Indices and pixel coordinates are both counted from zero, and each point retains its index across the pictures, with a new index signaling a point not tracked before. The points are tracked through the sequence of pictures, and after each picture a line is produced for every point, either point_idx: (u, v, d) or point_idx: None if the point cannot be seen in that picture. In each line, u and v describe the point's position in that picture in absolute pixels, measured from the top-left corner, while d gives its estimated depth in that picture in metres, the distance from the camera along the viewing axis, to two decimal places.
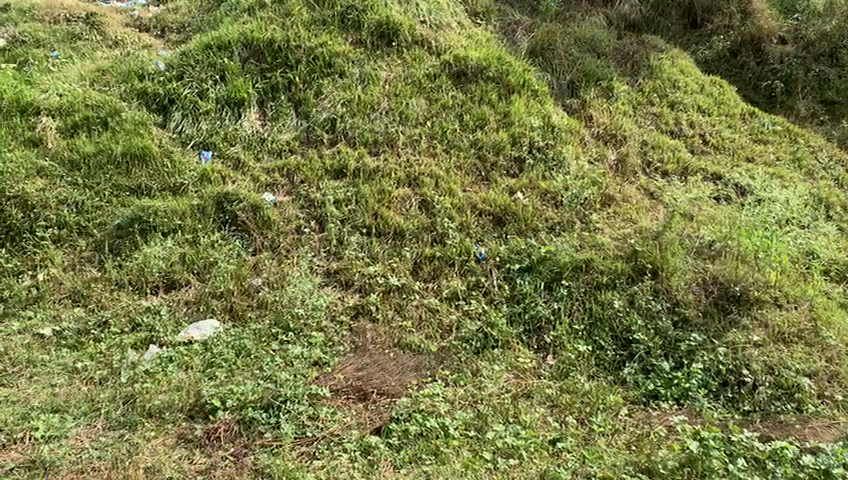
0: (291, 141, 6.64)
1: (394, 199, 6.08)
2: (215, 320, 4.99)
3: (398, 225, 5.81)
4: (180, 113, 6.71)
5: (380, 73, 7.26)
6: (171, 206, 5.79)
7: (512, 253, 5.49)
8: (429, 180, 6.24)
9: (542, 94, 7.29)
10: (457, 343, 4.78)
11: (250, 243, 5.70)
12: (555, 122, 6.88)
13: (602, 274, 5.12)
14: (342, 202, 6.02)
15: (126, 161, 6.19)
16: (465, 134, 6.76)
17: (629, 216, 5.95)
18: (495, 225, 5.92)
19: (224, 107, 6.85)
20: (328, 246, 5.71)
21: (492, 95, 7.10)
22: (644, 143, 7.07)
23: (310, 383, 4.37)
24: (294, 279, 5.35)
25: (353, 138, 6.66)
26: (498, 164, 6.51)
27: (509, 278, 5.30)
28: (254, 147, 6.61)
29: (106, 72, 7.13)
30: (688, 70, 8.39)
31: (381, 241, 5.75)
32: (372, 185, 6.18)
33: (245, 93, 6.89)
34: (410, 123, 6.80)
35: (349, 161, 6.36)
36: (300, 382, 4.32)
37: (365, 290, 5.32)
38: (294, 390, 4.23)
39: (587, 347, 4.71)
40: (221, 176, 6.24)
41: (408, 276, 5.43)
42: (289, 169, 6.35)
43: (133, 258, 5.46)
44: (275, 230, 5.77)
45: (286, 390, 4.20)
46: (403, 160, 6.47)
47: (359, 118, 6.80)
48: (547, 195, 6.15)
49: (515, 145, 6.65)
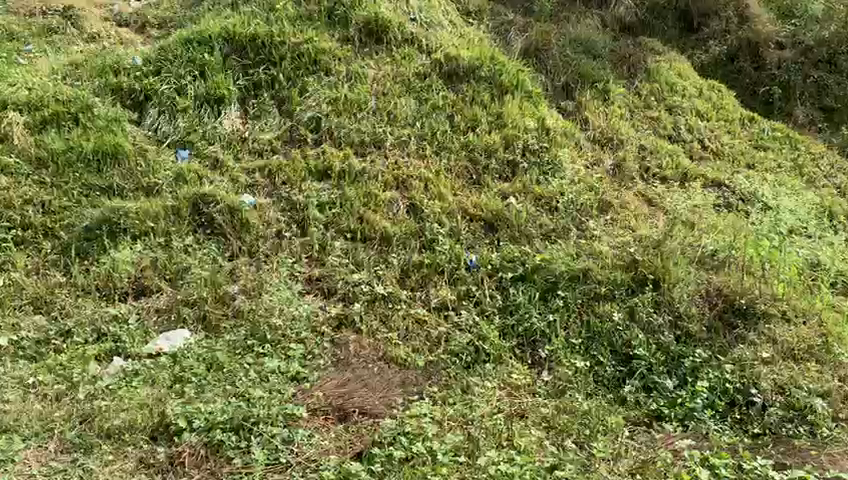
0: (273, 140, 6.32)
1: (380, 202, 5.77)
2: (187, 331, 4.67)
3: (385, 230, 5.51)
4: (156, 110, 6.39)
5: (368, 72, 6.96)
6: (143, 207, 5.46)
7: (505, 261, 5.18)
8: (419, 183, 5.94)
9: (536, 95, 7.01)
10: (446, 357, 4.45)
11: (227, 248, 5.36)
12: (550, 125, 6.60)
13: (601, 285, 4.83)
14: (325, 205, 5.71)
15: (98, 159, 5.84)
16: (456, 135, 6.46)
17: (628, 224, 5.65)
18: (486, 231, 5.64)
19: (203, 105, 6.52)
20: (310, 252, 5.39)
21: (484, 96, 6.83)
22: (642, 147, 6.78)
23: (286, 403, 4.04)
24: (273, 288, 5.02)
25: (339, 139, 6.34)
26: (490, 167, 6.22)
27: (502, 288, 4.99)
28: (234, 146, 6.29)
29: (79, 66, 6.77)
30: (686, 72, 8.11)
31: (367, 247, 5.45)
32: (357, 188, 5.88)
33: (226, 90, 6.58)
34: (398, 124, 6.51)
35: (333, 162, 6.05)
36: (274, 402, 3.99)
37: (349, 299, 5.02)
38: (268, 411, 3.92)
39: (585, 363, 4.41)
40: (197, 176, 5.90)
41: (395, 284, 5.13)
42: (270, 170, 6.03)
43: (102, 263, 5.12)
44: (254, 233, 5.44)
45: (259, 410, 3.89)
46: (391, 162, 6.16)
47: (346, 117, 6.49)
48: (542, 200, 5.86)
49: (508, 148, 6.35)
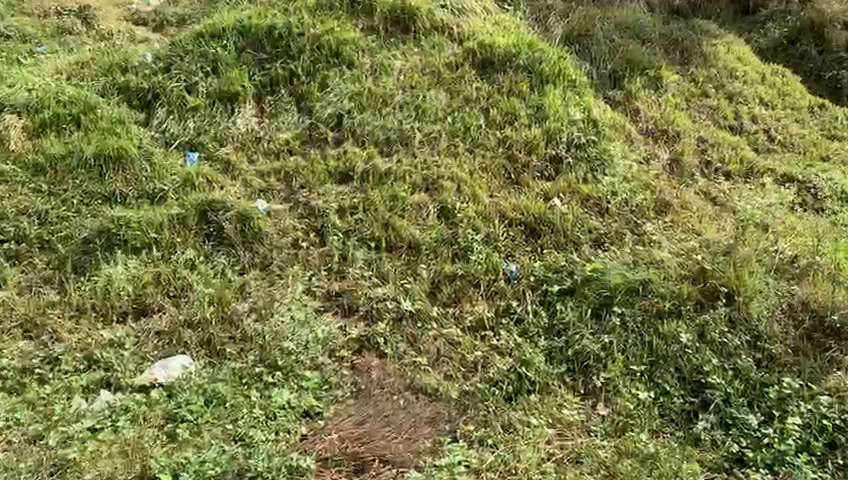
0: (291, 140, 5.76)
1: (408, 207, 5.18)
2: (187, 358, 4.11)
3: (413, 239, 4.92)
4: (164, 110, 5.88)
5: (394, 63, 6.35)
6: (145, 217, 4.95)
7: (549, 273, 4.57)
8: (451, 184, 5.33)
9: (580, 84, 6.32)
10: (483, 388, 3.84)
11: (237, 260, 4.80)
12: (596, 116, 5.91)
13: (664, 299, 4.14)
14: (347, 211, 5.13)
15: (99, 164, 5.34)
16: (492, 131, 5.82)
17: (691, 226, 4.95)
18: (527, 237, 4.99)
19: (215, 103, 6.00)
20: (329, 263, 4.80)
21: (522, 86, 6.17)
22: (702, 139, 6.05)
23: (289, 451, 3.54)
24: (289, 307, 4.46)
25: (362, 137, 5.75)
26: (531, 164, 5.58)
27: (547, 304, 4.35)
28: (249, 147, 5.73)
29: (85, 65, 6.29)
30: (746, 56, 7.33)
31: (392, 257, 4.85)
32: (382, 190, 5.28)
33: (240, 86, 6.04)
34: (427, 119, 5.89)
35: (356, 163, 5.47)
36: (277, 451, 3.49)
37: (372, 317, 4.42)
38: (268, 463, 3.41)
39: (649, 394, 3.76)
40: (207, 181, 5.36)
41: (425, 299, 4.53)
42: (287, 172, 5.48)
43: (98, 279, 4.61)
44: (267, 244, 4.90)
45: (258, 465, 3.38)
46: (420, 162, 5.56)
47: (370, 113, 5.90)
48: (590, 201, 5.21)
49: (551, 143, 5.69)
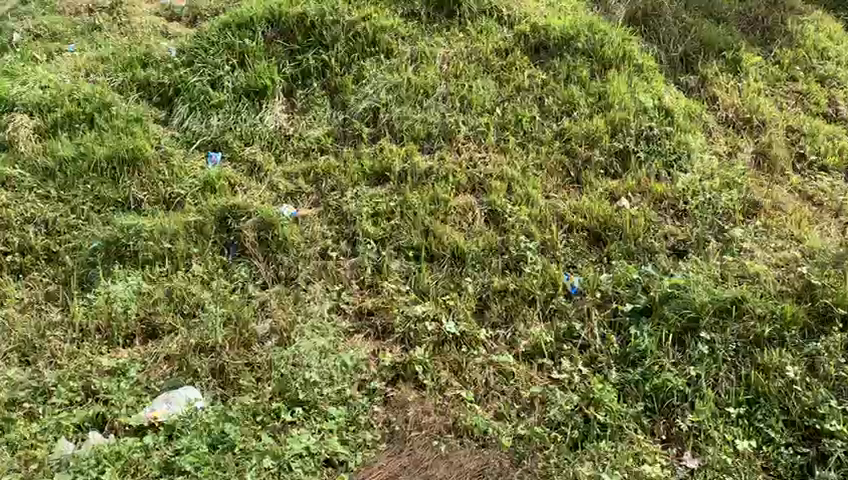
0: (321, 138, 5.16)
1: (452, 211, 4.56)
2: (194, 390, 3.58)
3: (458, 247, 4.30)
4: (186, 106, 5.37)
5: (437, 51, 5.71)
6: (159, 225, 4.43)
7: (619, 288, 3.91)
8: (501, 184, 4.69)
9: (648, 69, 5.58)
10: (542, 432, 3.25)
11: (259, 274, 4.25)
12: (667, 106, 5.21)
13: (761, 323, 3.48)
14: (382, 217, 4.54)
15: (113, 168, 4.87)
16: (547, 123, 5.14)
17: (788, 231, 4.23)
18: (591, 245, 4.36)
19: (241, 98, 5.45)
20: (361, 277, 4.22)
21: (581, 72, 5.46)
22: (793, 129, 5.21)
23: None
24: (318, 334, 3.85)
25: (400, 133, 5.13)
26: (594, 160, 4.87)
27: (620, 327, 3.67)
28: (276, 146, 5.15)
29: (104, 60, 5.82)
30: (839, 35, 6.41)
31: (434, 267, 4.24)
32: (423, 193, 4.66)
33: (268, 79, 5.50)
34: (474, 111, 5.23)
35: (393, 162, 4.86)
36: None
37: (409, 342, 3.82)
38: None
39: (750, 443, 3.11)
40: (228, 184, 4.80)
41: (471, 319, 3.90)
42: (317, 173, 4.89)
43: (104, 294, 4.11)
44: (293, 255, 4.32)
45: None
46: (465, 159, 4.92)
47: (409, 106, 5.28)
48: (664, 202, 4.55)
49: (615, 137, 5.01)
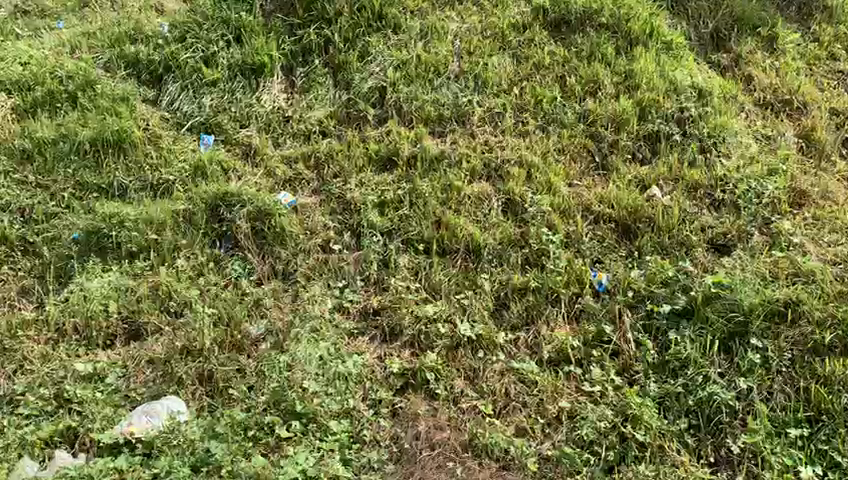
0: (323, 119, 4.75)
1: (465, 199, 4.16)
2: (179, 403, 3.19)
3: (472, 240, 3.92)
4: (177, 85, 4.96)
5: (449, 26, 5.27)
6: (145, 214, 4.02)
7: (653, 287, 3.50)
8: (520, 170, 4.29)
9: (677, 47, 5.13)
10: (575, 453, 2.95)
11: (253, 268, 3.87)
12: (701, 84, 4.76)
13: (820, 329, 3.19)
14: (389, 205, 4.14)
15: (96, 150, 4.47)
16: (570, 104, 4.72)
17: (840, 224, 3.84)
18: (619, 237, 3.97)
19: (237, 77, 5.04)
20: (366, 271, 3.83)
21: (606, 49, 5.03)
22: (838, 112, 4.76)
23: None
24: (320, 339, 3.46)
25: (409, 114, 4.72)
26: (621, 144, 4.47)
27: (658, 332, 3.34)
28: (274, 128, 4.75)
29: (90, 35, 5.37)
30: None
31: (446, 261, 3.86)
32: (434, 179, 4.27)
33: (266, 56, 5.08)
34: (490, 91, 4.82)
35: (401, 145, 4.45)
36: None
37: (420, 346, 3.45)
38: None
39: (813, 468, 2.86)
40: (221, 169, 4.39)
41: (488, 321, 3.51)
42: (318, 157, 4.48)
43: (83, 290, 3.71)
44: (292, 248, 3.94)
45: None
46: (479, 143, 4.51)
47: (419, 84, 4.85)
48: (700, 191, 4.14)
49: (644, 119, 4.60)
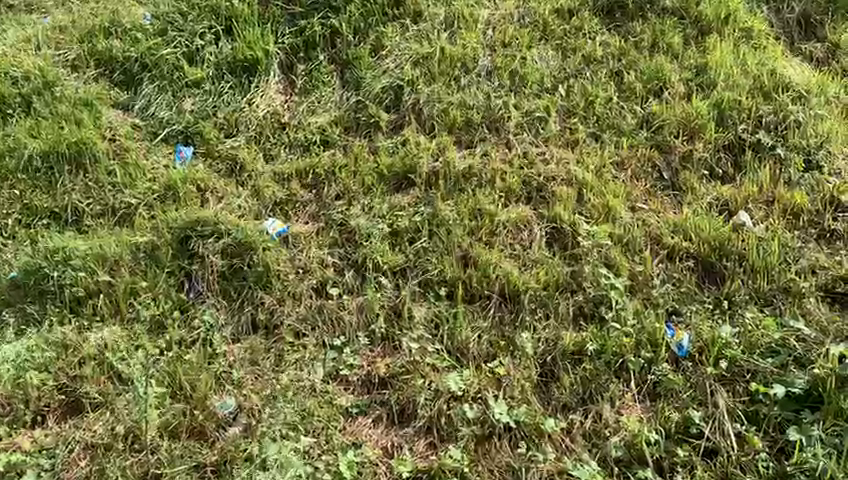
0: (327, 126, 3.87)
1: (500, 228, 3.28)
2: None
3: (508, 282, 3.05)
4: (153, 86, 4.13)
5: (479, 12, 4.32)
6: (97, 250, 3.21)
7: (758, 358, 2.71)
8: (568, 191, 3.40)
9: (760, 35, 4.16)
10: None
11: (226, 321, 3.05)
12: (794, 81, 3.83)
13: None
14: (404, 236, 3.27)
15: (49, 167, 3.68)
16: (628, 106, 3.82)
17: None
18: (701, 279, 3.08)
19: (226, 76, 4.18)
20: (372, 324, 2.98)
21: (671, 38, 4.11)
22: None
23: None
24: (311, 433, 2.65)
25: (431, 120, 3.83)
26: (696, 157, 3.58)
27: (777, 430, 2.55)
28: (267, 138, 3.89)
29: (59, 26, 4.51)
30: None
31: (475, 312, 2.99)
32: (460, 202, 3.38)
33: (260, 50, 4.20)
34: (529, 91, 3.92)
35: (420, 159, 3.58)
36: None
37: (439, 433, 2.65)
38: None
39: None
40: (198, 191, 3.58)
41: (530, 400, 2.69)
42: (317, 173, 3.62)
43: (11, 349, 2.90)
44: (276, 294, 3.10)
45: None
46: (517, 155, 3.63)
47: (442, 83, 3.96)
48: (803, 218, 3.25)
49: (723, 125, 3.71)
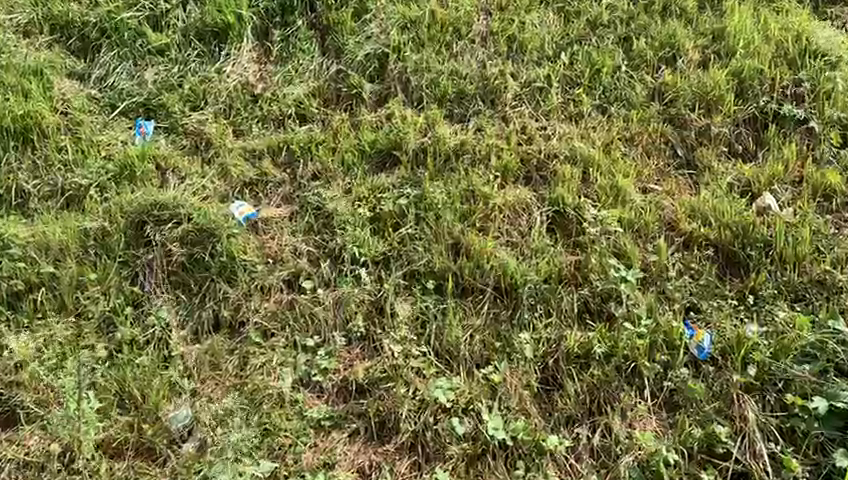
0: (304, 99, 3.46)
1: (495, 211, 2.92)
2: None
3: (504, 274, 2.68)
4: (112, 54, 3.68)
5: None
6: (39, 237, 2.84)
7: (793, 365, 2.38)
8: (572, 170, 3.03)
9: None
10: None
11: (185, 318, 2.69)
12: (822, 47, 3.45)
13: None
14: (387, 222, 2.90)
15: None
16: (638, 76, 3.44)
17: None
18: (722, 269, 2.73)
19: (193, 42, 3.73)
20: (350, 323, 2.62)
21: (686, 1, 3.70)
22: None
23: None
24: (278, 451, 2.35)
25: (419, 91, 3.43)
26: (715, 132, 3.21)
27: (817, 452, 2.24)
28: (239, 112, 3.45)
29: None
30: None
31: (467, 308, 2.64)
32: (451, 183, 3.01)
33: (232, 14, 3.74)
34: (528, 59, 3.53)
35: (407, 134, 3.18)
36: None
37: (425, 452, 2.34)
38: None
39: None
40: (158, 170, 3.20)
41: (529, 412, 2.38)
42: (291, 149, 3.23)
43: None
44: (242, 287, 2.74)
45: None
46: (515, 131, 3.25)
47: (432, 51, 3.56)
48: (835, 202, 2.93)
49: (743, 97, 3.34)
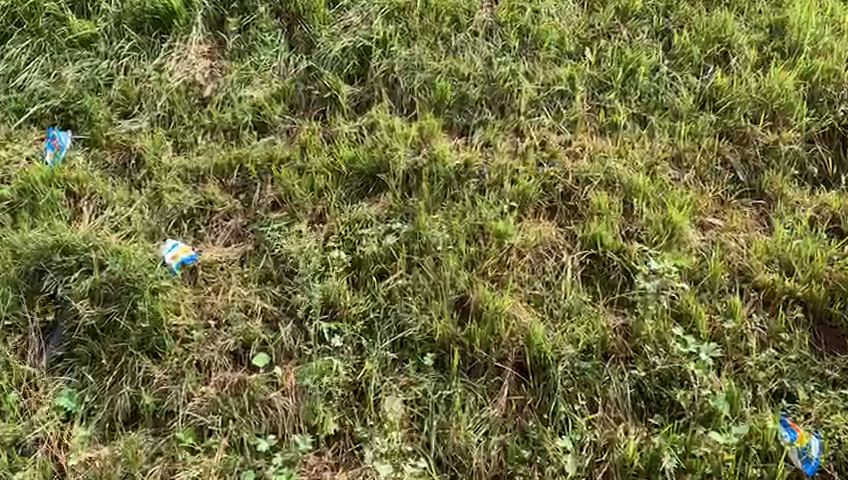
0: (263, 103, 2.70)
1: (513, 257, 2.20)
2: None
3: (529, 348, 2.00)
4: (24, 45, 2.87)
5: None
6: None
7: None
8: (611, 200, 2.32)
9: None
10: None
11: (93, 406, 1.97)
12: None
13: None
14: (370, 270, 2.17)
15: None
16: (684, 78, 2.74)
17: None
18: (818, 338, 2.05)
19: (124, 28, 2.90)
20: (318, 418, 1.93)
21: None
22: None
23: None
24: None
25: (409, 96, 2.70)
26: (787, 150, 2.52)
27: None
28: (180, 120, 2.68)
29: None
30: None
31: (480, 396, 1.95)
32: (454, 216, 2.29)
33: None
34: (545, 55, 2.81)
35: (396, 153, 2.46)
36: None
37: None
38: None
39: None
40: (71, 198, 2.46)
41: None
42: (245, 169, 2.50)
43: None
44: (170, 363, 2.01)
45: None
46: (533, 147, 2.54)
47: (425, 45, 2.83)
48: None
49: (814, 105, 2.66)
